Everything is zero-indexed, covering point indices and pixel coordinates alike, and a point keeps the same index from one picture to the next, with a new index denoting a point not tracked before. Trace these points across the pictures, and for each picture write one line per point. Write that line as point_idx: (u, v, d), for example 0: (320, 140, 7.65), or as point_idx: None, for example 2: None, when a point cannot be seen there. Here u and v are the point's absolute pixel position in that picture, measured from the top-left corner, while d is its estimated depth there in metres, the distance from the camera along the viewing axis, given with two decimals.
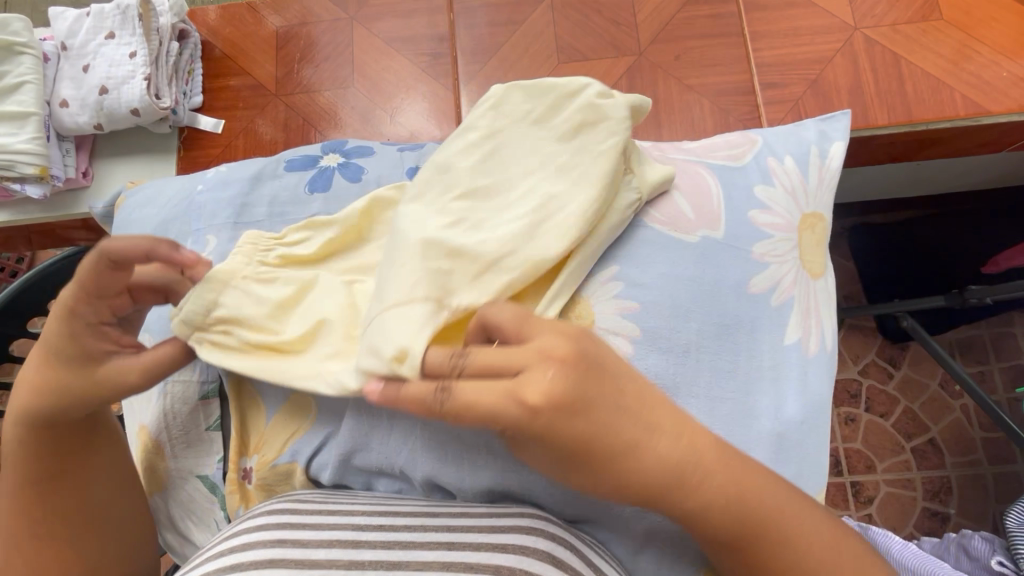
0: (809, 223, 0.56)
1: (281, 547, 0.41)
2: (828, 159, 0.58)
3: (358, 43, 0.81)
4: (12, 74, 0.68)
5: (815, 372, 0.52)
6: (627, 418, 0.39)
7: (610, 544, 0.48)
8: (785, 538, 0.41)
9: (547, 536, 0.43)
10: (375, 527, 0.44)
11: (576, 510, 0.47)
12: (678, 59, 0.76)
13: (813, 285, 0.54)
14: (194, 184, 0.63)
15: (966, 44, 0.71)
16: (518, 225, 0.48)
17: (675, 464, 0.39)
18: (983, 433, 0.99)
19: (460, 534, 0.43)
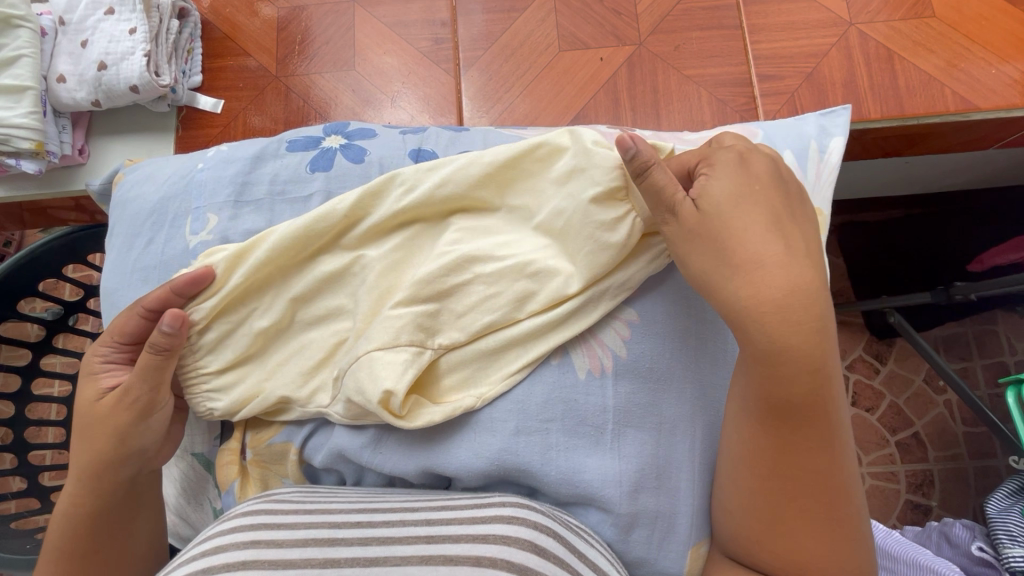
0: None
1: (254, 548, 0.41)
2: (827, 154, 0.59)
3: (360, 26, 0.81)
4: (8, 47, 0.67)
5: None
6: (770, 307, 0.40)
7: (600, 529, 0.49)
8: (821, 461, 0.42)
9: (528, 526, 0.43)
10: (351, 525, 0.44)
11: (570, 495, 0.49)
12: (677, 49, 0.77)
13: None
14: (194, 163, 0.63)
15: (958, 42, 0.73)
16: (497, 251, 0.51)
17: (772, 326, 0.40)
18: (966, 427, 1.02)
19: (439, 529, 0.43)
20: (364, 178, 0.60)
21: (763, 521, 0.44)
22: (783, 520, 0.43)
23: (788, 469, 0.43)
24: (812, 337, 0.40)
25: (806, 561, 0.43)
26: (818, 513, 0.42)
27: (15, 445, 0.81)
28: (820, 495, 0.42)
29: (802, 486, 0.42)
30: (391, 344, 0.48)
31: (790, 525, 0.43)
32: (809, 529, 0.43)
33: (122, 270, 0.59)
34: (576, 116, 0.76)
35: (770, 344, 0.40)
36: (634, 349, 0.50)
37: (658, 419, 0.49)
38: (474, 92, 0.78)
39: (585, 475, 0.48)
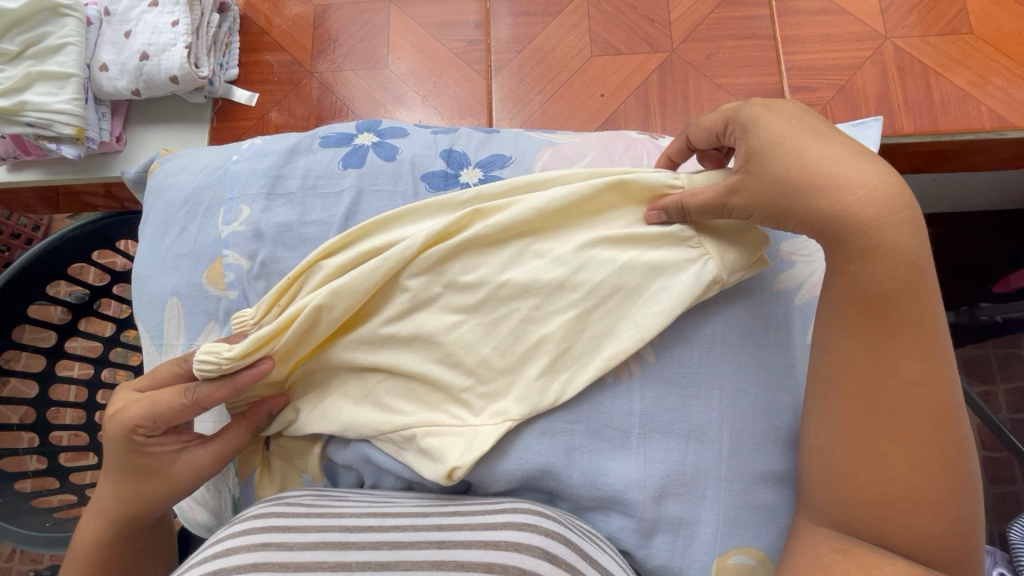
0: None
1: (264, 552, 0.41)
2: None
3: (394, 26, 0.82)
4: (55, 35, 0.69)
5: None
6: (861, 210, 0.39)
7: (621, 537, 0.49)
8: (928, 373, 0.40)
9: (540, 532, 0.44)
10: (361, 529, 0.44)
11: (592, 499, 0.49)
12: (709, 58, 0.77)
13: None
14: (229, 155, 0.64)
15: (995, 59, 0.72)
16: (534, 253, 0.51)
17: (869, 266, 0.40)
18: (985, 452, 1.00)
19: (451, 534, 0.44)
20: (395, 177, 0.61)
21: (852, 440, 0.41)
22: (876, 442, 0.40)
23: (886, 400, 0.40)
24: (911, 238, 0.39)
25: (900, 489, 0.39)
26: (920, 436, 0.39)
27: (37, 424, 0.82)
28: (926, 414, 0.39)
29: (904, 406, 0.40)
30: (444, 369, 0.50)
31: (887, 451, 0.40)
32: (909, 455, 0.39)
33: (156, 256, 0.60)
34: (605, 121, 0.76)
35: (869, 276, 0.40)
36: (661, 355, 0.51)
37: (684, 426, 0.49)
38: (504, 93, 0.78)
39: (609, 478, 0.48)
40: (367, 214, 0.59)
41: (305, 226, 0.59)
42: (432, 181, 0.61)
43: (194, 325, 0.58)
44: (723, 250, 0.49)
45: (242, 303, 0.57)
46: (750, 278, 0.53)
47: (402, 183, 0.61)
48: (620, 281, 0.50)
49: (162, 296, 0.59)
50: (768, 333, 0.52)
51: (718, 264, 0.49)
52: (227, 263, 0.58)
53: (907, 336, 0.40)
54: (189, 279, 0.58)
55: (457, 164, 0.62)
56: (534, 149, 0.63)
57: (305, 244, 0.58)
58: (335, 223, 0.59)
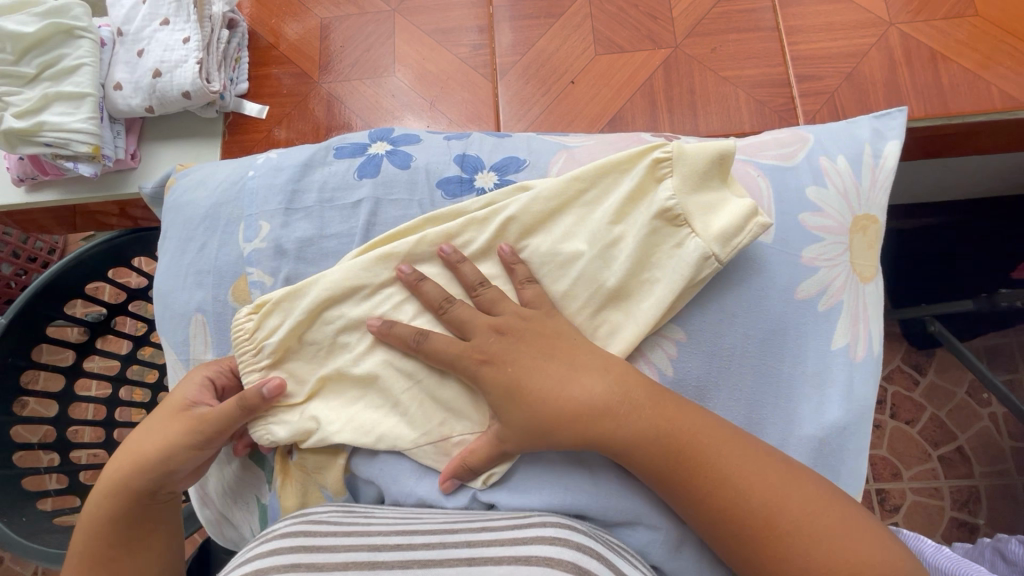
0: (861, 226, 0.56)
1: (295, 570, 0.41)
2: (881, 159, 0.58)
3: (399, 35, 0.83)
4: (71, 56, 0.70)
5: (861, 377, 0.52)
6: (533, 374, 0.47)
7: (648, 552, 0.49)
8: (678, 446, 0.45)
9: (571, 547, 0.43)
10: (391, 548, 0.44)
11: (618, 513, 0.49)
12: (714, 52, 0.76)
13: (863, 289, 0.54)
14: (244, 170, 0.65)
15: (1003, 40, 0.72)
16: (561, 264, 0.52)
17: (637, 415, 0.45)
18: (1012, 442, 1.06)
19: (480, 550, 0.43)
20: (411, 185, 0.61)
21: (709, 533, 0.45)
22: (717, 521, 0.44)
23: (686, 487, 0.45)
24: (553, 370, 0.47)
25: (766, 529, 0.43)
26: (725, 489, 0.44)
27: (57, 443, 0.82)
28: (704, 474, 0.44)
29: (693, 482, 0.44)
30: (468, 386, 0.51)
31: (726, 518, 0.44)
32: (741, 509, 0.43)
33: (177, 272, 0.61)
34: (612, 119, 0.76)
35: (580, 404, 0.46)
36: (679, 367, 0.52)
37: None
38: (510, 96, 0.79)
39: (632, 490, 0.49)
40: (382, 224, 0.60)
41: (325, 239, 0.59)
42: (447, 188, 0.61)
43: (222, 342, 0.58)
44: (709, 224, 0.51)
45: None
46: (765, 287, 0.53)
47: (417, 192, 0.61)
48: (642, 297, 0.51)
49: (186, 311, 0.59)
50: (785, 344, 0.52)
51: (706, 240, 0.50)
52: (252, 281, 0.58)
53: (644, 437, 0.45)
54: (213, 295, 0.59)
55: (470, 168, 0.62)
56: (547, 152, 0.62)
57: (326, 256, 0.59)
58: (356, 234, 0.59)
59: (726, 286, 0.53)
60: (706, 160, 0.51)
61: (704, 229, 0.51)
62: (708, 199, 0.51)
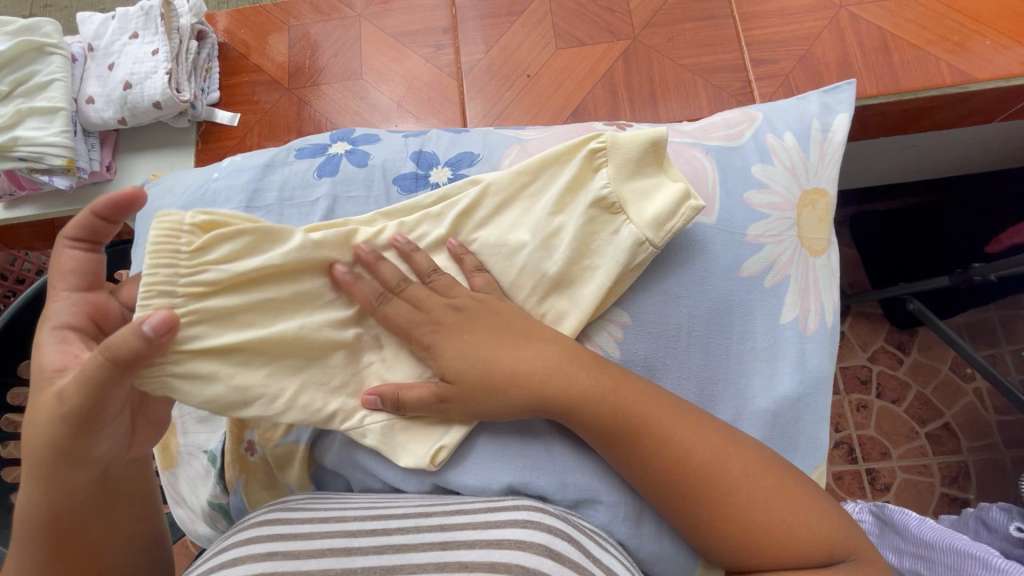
0: (809, 200, 0.58)
1: (272, 560, 0.42)
2: (830, 133, 0.60)
3: (366, 39, 0.85)
4: (42, 72, 0.72)
5: (812, 348, 0.55)
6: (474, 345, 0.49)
7: (612, 528, 0.50)
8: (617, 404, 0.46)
9: (543, 530, 0.45)
10: (366, 532, 0.45)
11: (577, 492, 0.50)
12: (671, 41, 0.78)
13: (813, 262, 0.57)
14: (209, 174, 0.66)
15: (949, 17, 0.74)
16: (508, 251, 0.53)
17: (578, 389, 0.46)
18: (998, 416, 1.07)
19: (453, 533, 0.44)
20: (367, 183, 0.63)
21: (652, 486, 0.46)
22: (659, 474, 0.45)
23: (629, 443, 0.46)
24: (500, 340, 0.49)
25: (707, 474, 0.45)
26: (663, 442, 0.45)
27: None
28: (644, 431, 0.46)
29: (633, 439, 0.46)
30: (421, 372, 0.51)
31: (669, 470, 0.45)
32: (681, 459, 0.45)
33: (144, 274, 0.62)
34: (575, 111, 0.78)
35: (522, 369, 0.47)
36: (628, 348, 0.53)
37: None
38: (475, 92, 0.81)
39: (587, 470, 0.51)
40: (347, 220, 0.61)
41: None
42: (403, 184, 0.63)
43: None
44: (642, 210, 0.52)
45: None
46: (710, 267, 0.55)
47: (374, 189, 0.62)
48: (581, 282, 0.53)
49: None
50: (729, 322, 0.54)
51: (639, 227, 0.52)
52: None
53: (585, 395, 0.46)
54: None
55: (427, 164, 0.64)
56: (503, 146, 0.64)
57: None
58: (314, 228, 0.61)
59: (679, 264, 0.55)
60: (640, 150, 0.53)
61: (638, 214, 0.52)
62: (645, 188, 0.53)
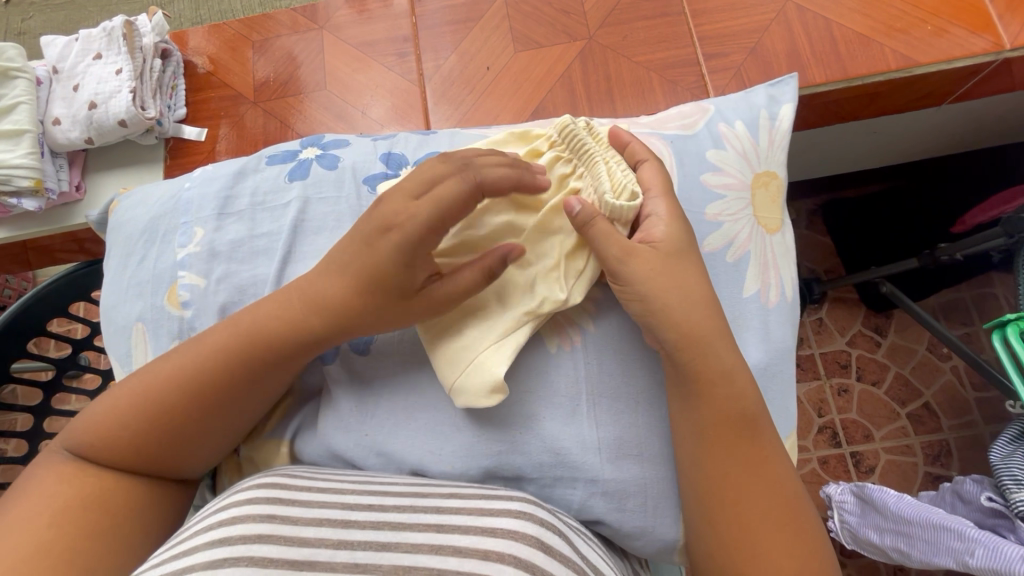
0: (762, 181, 0.60)
1: (271, 522, 0.43)
2: (779, 121, 0.62)
3: (329, 50, 0.87)
4: (7, 96, 0.73)
5: (775, 320, 0.56)
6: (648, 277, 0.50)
7: (590, 503, 0.51)
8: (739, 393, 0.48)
9: (536, 522, 0.45)
10: (364, 506, 0.46)
11: (553, 469, 0.51)
12: (626, 39, 0.80)
13: (771, 239, 0.58)
14: (181, 184, 0.67)
15: (891, 5, 0.76)
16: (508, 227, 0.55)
17: (691, 350, 0.49)
18: (975, 392, 1.09)
19: (449, 517, 0.45)
20: (338, 183, 0.64)
21: (715, 476, 0.47)
22: (730, 467, 0.47)
23: (728, 424, 0.48)
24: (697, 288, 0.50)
25: (769, 486, 0.47)
26: (750, 445, 0.48)
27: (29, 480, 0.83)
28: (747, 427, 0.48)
29: (738, 425, 0.48)
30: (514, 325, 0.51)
31: (744, 465, 0.47)
32: (755, 459, 0.47)
33: (119, 287, 0.63)
34: (535, 111, 0.80)
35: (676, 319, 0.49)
36: (601, 322, 0.55)
37: (634, 387, 0.53)
38: (438, 98, 0.82)
39: (563, 446, 0.51)
40: (315, 221, 0.62)
41: (257, 238, 0.62)
42: (374, 183, 0.64)
43: (160, 347, 0.60)
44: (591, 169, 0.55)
45: (196, 320, 0.59)
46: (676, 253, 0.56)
47: (345, 189, 0.64)
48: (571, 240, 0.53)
49: (128, 322, 0.61)
50: None
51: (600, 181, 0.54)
52: (183, 284, 0.60)
53: (716, 365, 0.49)
54: (152, 304, 0.61)
55: (396, 164, 0.65)
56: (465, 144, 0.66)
57: (258, 257, 0.61)
58: (283, 232, 0.62)
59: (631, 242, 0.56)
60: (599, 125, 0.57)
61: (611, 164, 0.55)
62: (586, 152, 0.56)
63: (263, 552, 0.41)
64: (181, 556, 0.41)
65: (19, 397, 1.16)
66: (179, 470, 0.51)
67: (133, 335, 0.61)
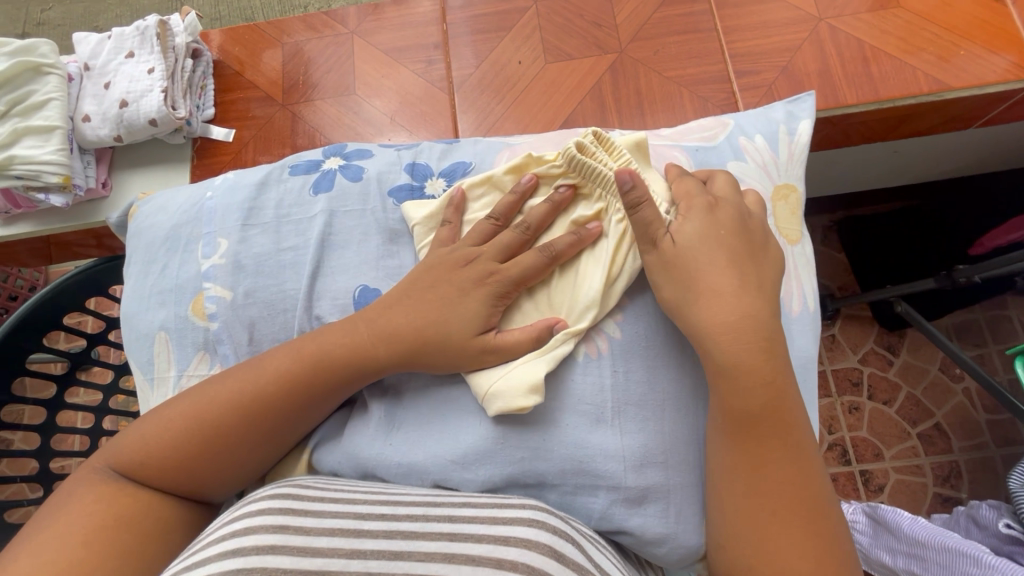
0: (781, 195, 0.59)
1: (283, 533, 0.44)
2: (796, 136, 0.61)
3: (359, 55, 0.87)
4: (39, 92, 0.73)
5: (798, 328, 0.56)
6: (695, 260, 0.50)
7: (613, 511, 0.50)
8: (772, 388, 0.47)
9: (548, 530, 0.45)
10: (376, 517, 0.46)
11: (576, 474, 0.50)
12: (657, 54, 0.80)
13: (791, 250, 0.58)
14: (202, 192, 0.67)
15: (925, 28, 0.76)
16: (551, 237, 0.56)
17: (725, 346, 0.47)
18: (987, 415, 1.09)
19: (461, 527, 0.45)
20: (363, 196, 0.64)
21: (734, 465, 0.47)
22: (750, 458, 0.47)
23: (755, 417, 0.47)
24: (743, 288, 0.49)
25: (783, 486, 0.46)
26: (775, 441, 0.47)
27: (43, 475, 0.83)
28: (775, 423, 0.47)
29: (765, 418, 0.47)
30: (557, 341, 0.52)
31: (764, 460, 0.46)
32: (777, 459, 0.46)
33: (141, 295, 0.63)
34: (564, 123, 0.79)
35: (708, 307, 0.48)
36: (627, 328, 0.53)
37: (658, 397, 0.52)
38: (467, 106, 0.82)
39: (587, 450, 0.50)
40: (340, 235, 0.62)
41: (282, 253, 0.62)
42: (398, 196, 0.64)
43: (185, 356, 0.60)
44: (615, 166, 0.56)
45: (223, 332, 0.60)
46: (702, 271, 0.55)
47: (370, 202, 0.64)
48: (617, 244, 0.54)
49: (150, 331, 0.61)
50: None
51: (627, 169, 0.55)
52: (209, 296, 0.60)
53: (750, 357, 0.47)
54: (176, 313, 0.61)
55: (421, 176, 0.65)
56: (492, 153, 0.66)
57: (284, 269, 0.61)
58: (310, 245, 0.62)
59: None
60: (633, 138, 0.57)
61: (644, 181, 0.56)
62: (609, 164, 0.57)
63: (280, 562, 0.41)
64: (196, 564, 0.42)
65: (30, 388, 1.16)
66: (199, 492, 0.52)
67: (156, 344, 0.61)
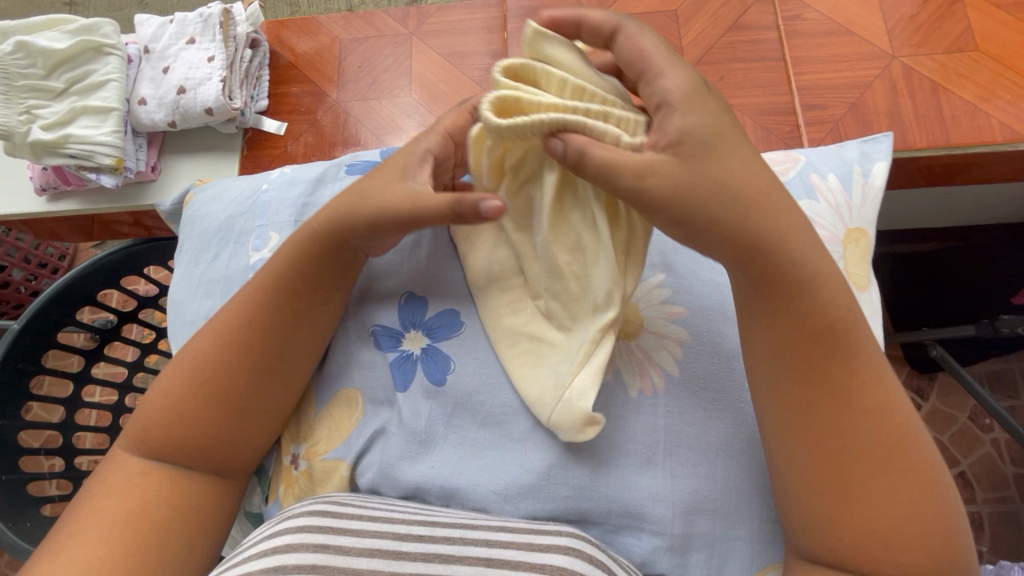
0: (852, 237, 0.57)
1: (324, 553, 0.42)
2: (871, 178, 0.59)
3: (416, 56, 0.86)
4: (98, 72, 0.73)
5: None
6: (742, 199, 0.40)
7: (653, 557, 0.49)
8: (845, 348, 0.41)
9: (584, 558, 0.43)
10: (413, 537, 0.45)
11: (619, 514, 0.49)
12: (722, 80, 0.80)
13: (859, 297, 0.55)
14: (258, 183, 0.67)
15: (1002, 74, 0.74)
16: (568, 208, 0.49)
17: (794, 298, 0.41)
18: (1015, 469, 1.06)
19: (499, 552, 0.44)
20: None
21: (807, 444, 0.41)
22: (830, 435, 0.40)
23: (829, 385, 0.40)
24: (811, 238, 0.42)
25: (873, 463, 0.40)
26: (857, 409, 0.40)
27: (64, 449, 0.82)
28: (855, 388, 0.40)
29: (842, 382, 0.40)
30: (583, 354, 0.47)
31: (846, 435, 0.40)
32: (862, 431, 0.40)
33: (189, 283, 0.62)
34: None
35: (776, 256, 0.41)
36: (685, 367, 0.52)
37: (714, 441, 0.50)
38: None
39: (633, 492, 0.49)
40: None
41: None
42: None
43: None
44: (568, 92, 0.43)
45: None
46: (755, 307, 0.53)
47: None
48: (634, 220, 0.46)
49: (193, 321, 0.60)
50: None
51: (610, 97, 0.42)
52: None
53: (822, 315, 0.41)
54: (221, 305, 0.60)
55: None
56: None
57: None
58: None
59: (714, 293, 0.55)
60: (559, 49, 0.42)
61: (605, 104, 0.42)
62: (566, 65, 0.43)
63: None
64: None
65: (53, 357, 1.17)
66: (228, 466, 0.51)
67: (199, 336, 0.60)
